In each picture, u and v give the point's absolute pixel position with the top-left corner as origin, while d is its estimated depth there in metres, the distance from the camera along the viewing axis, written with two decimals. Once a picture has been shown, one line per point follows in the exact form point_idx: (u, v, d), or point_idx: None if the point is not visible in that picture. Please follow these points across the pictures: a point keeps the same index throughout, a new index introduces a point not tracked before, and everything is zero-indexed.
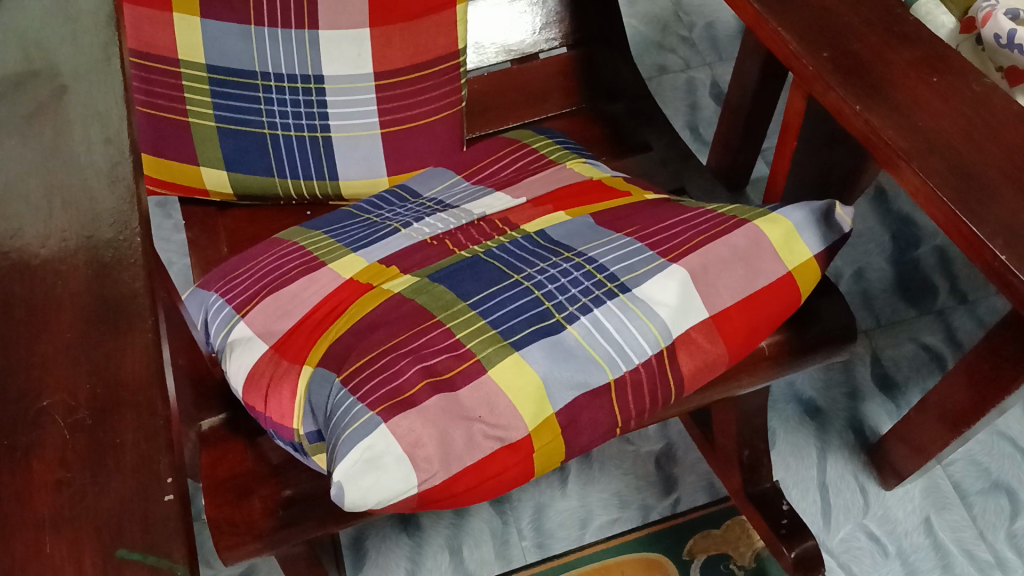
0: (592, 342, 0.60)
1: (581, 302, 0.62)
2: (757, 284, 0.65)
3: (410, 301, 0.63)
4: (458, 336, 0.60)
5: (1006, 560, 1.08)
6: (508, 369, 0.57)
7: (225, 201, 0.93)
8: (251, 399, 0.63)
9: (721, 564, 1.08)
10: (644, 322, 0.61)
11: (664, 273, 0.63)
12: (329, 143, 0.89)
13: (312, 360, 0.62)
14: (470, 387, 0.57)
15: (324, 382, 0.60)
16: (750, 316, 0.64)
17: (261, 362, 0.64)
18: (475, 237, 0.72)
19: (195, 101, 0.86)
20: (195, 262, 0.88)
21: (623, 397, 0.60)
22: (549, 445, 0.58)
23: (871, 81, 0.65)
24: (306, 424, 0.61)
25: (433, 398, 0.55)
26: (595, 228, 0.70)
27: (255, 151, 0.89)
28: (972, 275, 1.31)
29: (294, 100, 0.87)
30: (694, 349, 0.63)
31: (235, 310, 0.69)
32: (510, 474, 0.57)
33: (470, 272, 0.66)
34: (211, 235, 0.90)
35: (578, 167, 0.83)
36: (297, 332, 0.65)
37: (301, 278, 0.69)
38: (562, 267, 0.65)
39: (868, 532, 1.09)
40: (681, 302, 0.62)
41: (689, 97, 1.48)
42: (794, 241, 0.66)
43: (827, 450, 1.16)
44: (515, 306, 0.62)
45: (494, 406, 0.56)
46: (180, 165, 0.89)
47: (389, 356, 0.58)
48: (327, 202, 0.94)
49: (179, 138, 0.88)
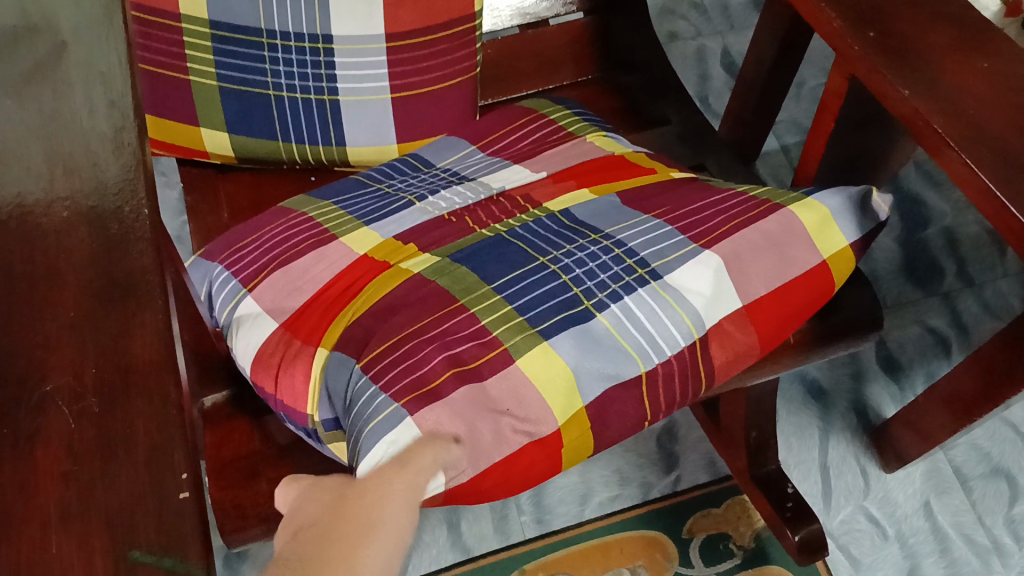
0: (623, 331, 0.57)
1: (611, 289, 0.59)
2: (792, 272, 0.63)
3: (431, 282, 0.60)
4: (484, 322, 0.56)
5: (1003, 545, 1.08)
6: (536, 359, 0.54)
7: (225, 163, 0.89)
8: (261, 380, 0.60)
9: (721, 544, 1.08)
10: (676, 311, 0.59)
11: (696, 259, 0.61)
12: (337, 107, 0.86)
13: (328, 341, 0.59)
14: (497, 377, 0.53)
15: (342, 367, 0.56)
16: (783, 307, 0.62)
17: (269, 343, 0.62)
18: (496, 214, 0.69)
19: (197, 58, 0.82)
20: (194, 228, 0.84)
21: (654, 390, 0.57)
22: (576, 441, 0.55)
23: (917, 64, 0.62)
24: (322, 411, 0.58)
25: (460, 390, 0.52)
26: (620, 208, 0.68)
27: (260, 113, 0.85)
28: (980, 258, 1.29)
29: (302, 60, 0.83)
30: (725, 340, 0.60)
31: (242, 284, 0.67)
32: (537, 471, 0.54)
33: (493, 253, 0.62)
34: (212, 201, 0.87)
35: (599, 140, 0.81)
36: (309, 315, 0.62)
37: (311, 254, 0.67)
38: (591, 250, 0.62)
39: (868, 515, 1.10)
40: (715, 291, 0.60)
41: (700, 66, 1.44)
42: (828, 228, 0.65)
43: (830, 432, 1.16)
44: (543, 291, 0.59)
45: (522, 399, 0.53)
46: (180, 126, 0.85)
47: (414, 341, 0.55)
48: (333, 167, 0.90)
49: (179, 97, 0.83)
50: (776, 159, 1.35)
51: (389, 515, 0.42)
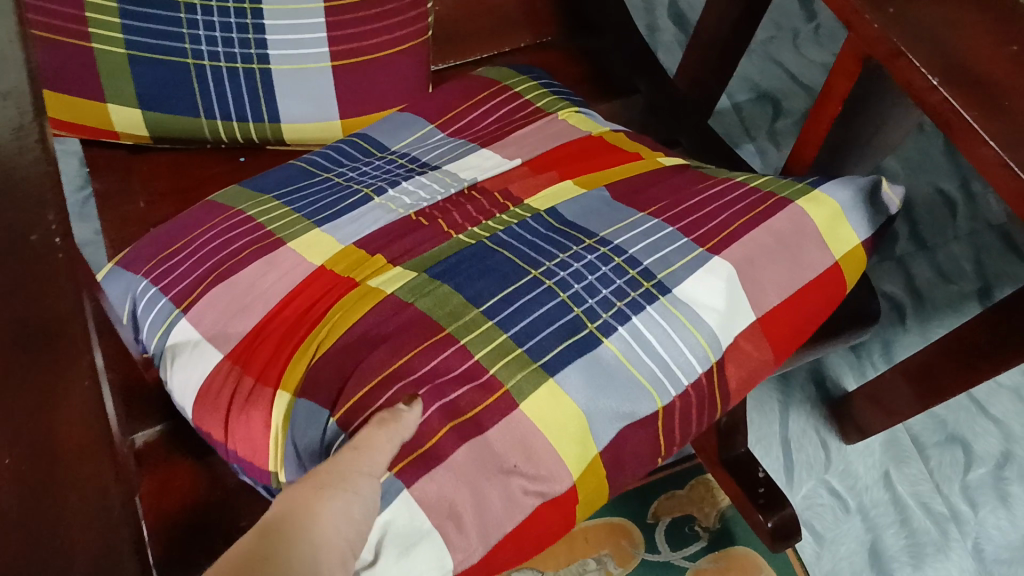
0: (634, 360, 0.52)
1: (616, 308, 0.54)
2: (806, 279, 0.59)
3: (410, 306, 0.53)
4: (477, 356, 0.51)
5: (960, 512, 1.07)
6: (545, 401, 0.49)
7: (139, 143, 0.77)
8: (208, 426, 0.52)
9: (687, 526, 1.04)
10: (690, 332, 0.54)
11: (706, 268, 0.57)
12: (269, 76, 0.74)
13: (289, 385, 0.51)
14: (499, 427, 0.48)
15: (314, 419, 0.49)
16: (797, 319, 0.58)
17: (218, 374, 0.53)
18: (473, 215, 0.62)
19: (100, 22, 0.69)
20: (106, 220, 0.73)
21: (670, 425, 0.54)
22: (591, 492, 0.51)
23: (948, 51, 0.56)
24: (287, 471, 0.50)
25: (461, 450, 0.47)
26: (612, 205, 0.62)
27: (179, 85, 0.73)
28: (931, 223, 1.29)
29: (225, 22, 0.71)
30: (742, 360, 0.56)
31: (173, 302, 0.57)
32: (550, 528, 0.50)
33: (476, 264, 0.57)
34: (123, 187, 0.75)
35: (572, 118, 0.73)
36: (257, 354, 0.53)
37: (257, 262, 0.58)
38: (587, 259, 0.57)
39: (830, 488, 1.08)
40: (729, 306, 0.56)
41: (648, 17, 1.36)
42: (840, 224, 0.61)
43: (790, 404, 1.14)
44: (541, 314, 0.54)
45: (530, 451, 0.48)
46: (83, 101, 0.72)
47: (399, 383, 0.49)
48: (266, 147, 0.79)
49: (80, 68, 0.71)
50: (730, 118, 1.30)
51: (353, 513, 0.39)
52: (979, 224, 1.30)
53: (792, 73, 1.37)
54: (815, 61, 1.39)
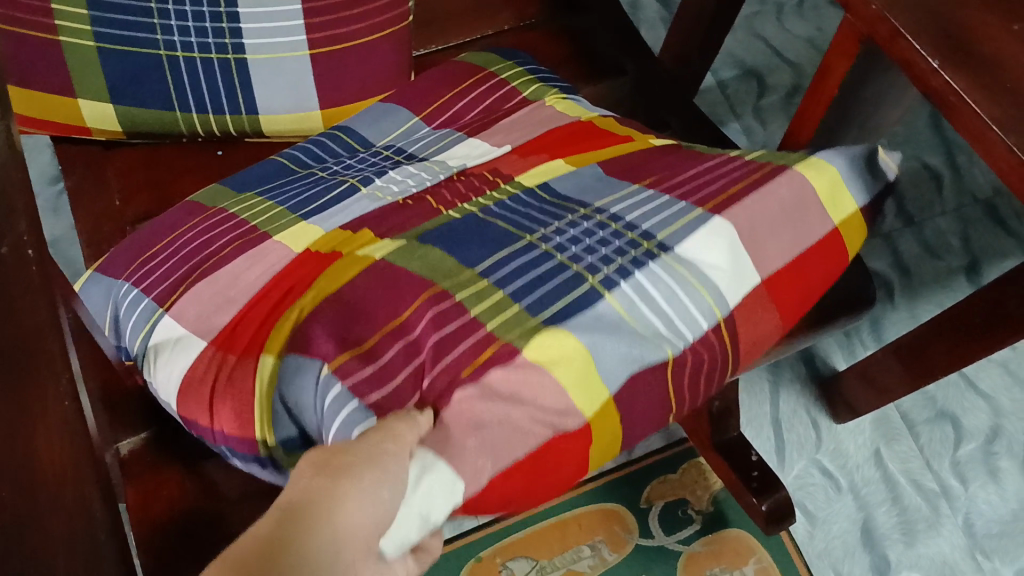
0: (635, 312, 0.53)
1: (617, 265, 0.55)
2: (807, 245, 0.59)
3: (404, 271, 0.54)
4: (474, 313, 0.52)
5: (950, 488, 1.08)
6: (548, 342, 0.50)
7: (112, 138, 0.75)
8: (190, 413, 0.51)
9: (680, 510, 1.04)
10: (697, 289, 0.55)
11: (708, 227, 0.57)
12: (244, 66, 0.71)
13: (272, 349, 0.51)
14: (505, 369, 0.48)
15: (303, 372, 0.49)
16: (802, 282, 0.58)
17: (200, 363, 0.52)
18: (463, 193, 0.62)
19: (66, 14, 0.66)
20: (80, 219, 0.70)
21: (679, 378, 0.54)
22: (605, 433, 0.51)
23: (948, 32, 0.55)
24: (279, 431, 0.49)
25: (469, 390, 0.47)
26: (604, 179, 0.63)
27: (150, 78, 0.70)
28: (918, 198, 1.28)
29: (197, 11, 0.69)
30: (749, 319, 0.57)
31: (157, 303, 0.55)
32: (563, 472, 0.50)
33: (472, 235, 0.58)
34: (98, 183, 0.73)
35: (559, 104, 0.71)
36: (243, 324, 0.53)
37: (241, 257, 0.56)
38: (584, 227, 0.58)
39: (821, 468, 1.08)
40: (734, 266, 0.57)
41: None
42: (840, 189, 0.61)
43: (780, 384, 1.13)
44: (539, 274, 0.55)
45: (541, 389, 0.48)
46: (52, 97, 0.70)
47: (398, 343, 0.50)
48: (243, 138, 0.77)
49: (47, 62, 0.68)
50: (715, 96, 1.28)
51: (375, 490, 0.39)
52: (964, 198, 1.29)
53: (775, 47, 1.35)
54: (798, 36, 1.37)
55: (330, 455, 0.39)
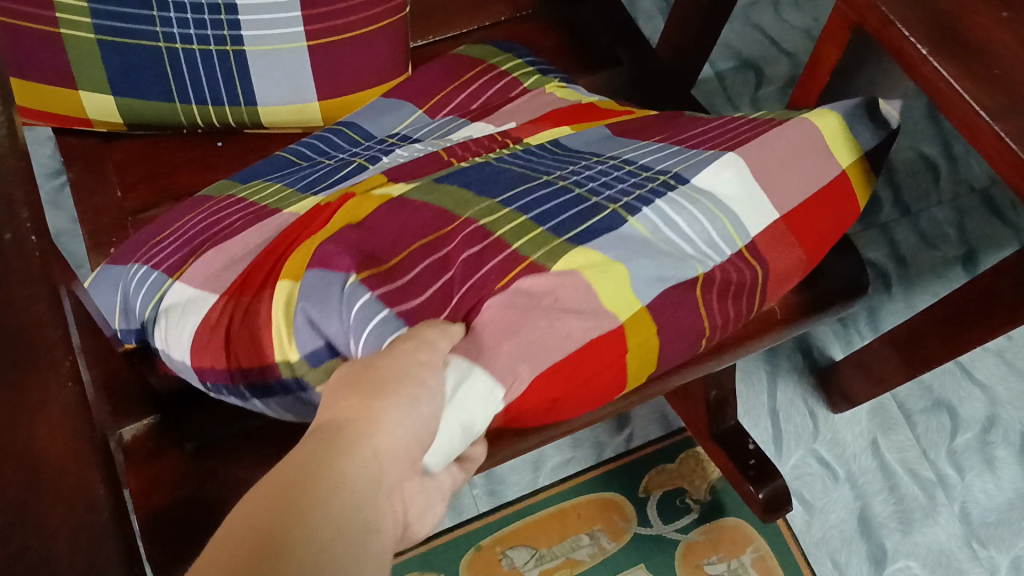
0: (660, 234, 0.53)
1: (636, 195, 0.56)
2: (821, 182, 0.59)
3: (421, 201, 0.55)
4: (498, 234, 0.52)
5: (947, 477, 1.08)
6: (577, 260, 0.50)
7: (112, 131, 0.75)
8: (209, 357, 0.51)
9: (678, 500, 1.05)
10: (718, 216, 0.55)
11: (723, 161, 0.57)
12: (243, 58, 0.72)
13: (289, 274, 0.51)
14: (532, 280, 0.48)
15: (324, 278, 0.48)
16: (818, 216, 0.59)
17: (213, 314, 0.52)
18: (475, 149, 0.64)
19: (66, 7, 0.67)
20: (80, 211, 0.71)
21: (710, 298, 0.53)
22: (642, 345, 0.50)
23: (940, 19, 0.55)
24: (302, 344, 0.48)
25: (496, 299, 0.47)
26: (613, 139, 0.65)
27: (150, 71, 0.71)
28: (914, 186, 1.28)
29: (196, 4, 0.69)
30: (771, 248, 0.57)
31: (166, 274, 0.56)
32: (598, 382, 0.49)
33: (489, 176, 0.58)
34: (98, 175, 0.74)
35: (559, 92, 0.72)
36: (262, 262, 0.54)
37: (248, 229, 0.57)
38: (600, 168, 0.59)
39: (818, 458, 1.08)
40: (750, 194, 0.57)
41: None
42: (842, 138, 0.60)
43: (777, 374, 1.14)
44: (560, 204, 0.55)
45: (568, 298, 0.48)
46: (52, 90, 0.70)
47: (424, 260, 0.51)
48: (243, 129, 0.77)
49: (47, 55, 0.68)
50: (712, 87, 1.29)
51: (403, 417, 0.39)
52: (961, 187, 1.30)
53: (772, 38, 1.36)
54: (795, 26, 1.37)
55: (366, 376, 0.40)
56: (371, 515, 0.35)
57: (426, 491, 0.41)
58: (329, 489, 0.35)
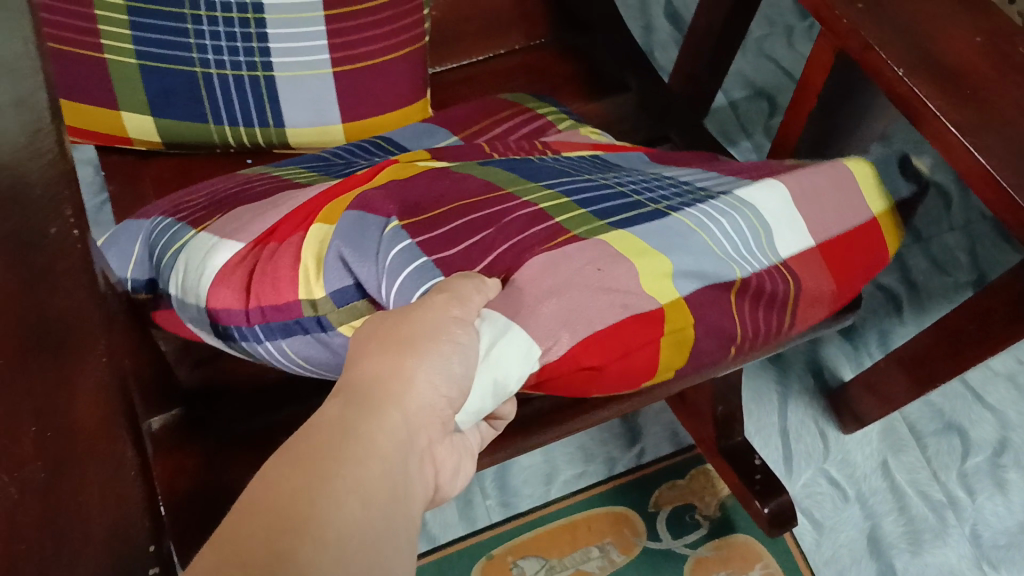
0: (703, 227, 0.57)
1: (678, 200, 0.60)
2: (852, 220, 0.65)
3: (474, 177, 0.60)
4: (542, 207, 0.56)
5: (957, 499, 1.09)
6: (622, 239, 0.53)
7: (150, 149, 0.81)
8: (225, 295, 0.53)
9: (687, 515, 1.07)
10: (754, 221, 0.59)
11: (763, 184, 0.63)
12: (272, 82, 0.77)
13: (326, 218, 0.54)
14: (576, 247, 0.51)
15: (365, 225, 0.52)
16: (849, 247, 0.63)
17: (236, 257, 0.55)
18: (515, 149, 0.70)
19: (112, 35, 0.73)
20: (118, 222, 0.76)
21: (744, 301, 0.57)
22: (678, 336, 0.52)
23: (916, 44, 0.59)
24: (329, 280, 0.50)
25: (538, 256, 0.50)
26: (649, 163, 0.71)
27: (186, 94, 0.76)
28: (927, 213, 1.30)
29: (230, 32, 0.74)
30: (803, 267, 0.61)
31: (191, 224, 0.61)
32: (634, 359, 0.50)
33: (526, 169, 0.63)
34: (135, 190, 0.79)
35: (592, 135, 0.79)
36: (299, 210, 0.57)
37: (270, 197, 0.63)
38: (641, 180, 0.64)
39: (828, 477, 1.10)
40: (786, 212, 0.62)
41: (643, 17, 1.39)
42: (874, 185, 0.67)
43: (788, 395, 1.16)
44: (602, 196, 0.59)
45: (613, 265, 0.51)
46: (97, 111, 0.76)
47: (461, 216, 0.55)
48: (271, 149, 0.83)
49: (94, 80, 0.74)
50: (726, 115, 1.33)
51: (431, 375, 0.42)
52: (973, 214, 1.31)
53: (785, 68, 1.39)
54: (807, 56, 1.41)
55: (393, 329, 0.43)
56: (403, 474, 0.39)
57: (456, 452, 0.45)
58: (366, 446, 0.38)
